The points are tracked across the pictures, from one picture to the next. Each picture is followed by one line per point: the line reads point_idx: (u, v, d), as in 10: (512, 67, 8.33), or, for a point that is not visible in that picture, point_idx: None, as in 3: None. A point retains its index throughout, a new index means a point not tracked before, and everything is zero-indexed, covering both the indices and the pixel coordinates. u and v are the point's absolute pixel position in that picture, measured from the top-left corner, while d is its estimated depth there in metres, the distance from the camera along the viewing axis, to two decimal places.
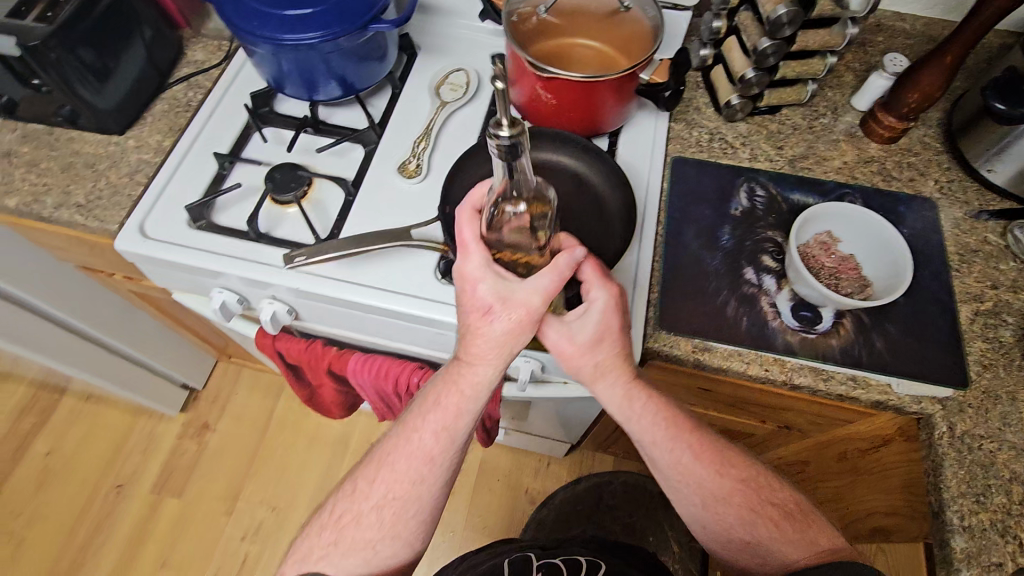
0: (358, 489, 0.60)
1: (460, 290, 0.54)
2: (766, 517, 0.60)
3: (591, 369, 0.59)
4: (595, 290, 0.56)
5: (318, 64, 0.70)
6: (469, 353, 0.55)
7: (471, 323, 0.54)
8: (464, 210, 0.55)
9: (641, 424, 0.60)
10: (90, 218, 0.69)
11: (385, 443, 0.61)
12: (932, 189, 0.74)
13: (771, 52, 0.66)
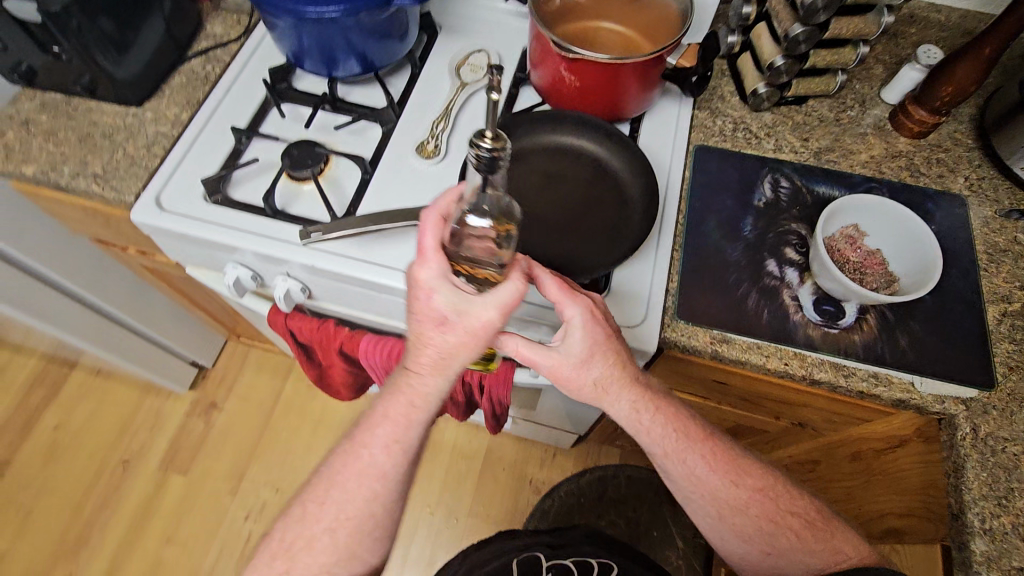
0: (306, 515, 0.55)
1: (413, 298, 0.51)
2: (789, 529, 0.60)
3: (592, 386, 0.57)
4: (570, 306, 0.54)
5: (339, 39, 0.69)
6: (418, 362, 0.53)
7: (424, 332, 0.51)
8: (426, 214, 0.52)
9: (651, 436, 0.60)
10: (108, 189, 0.69)
11: (333, 464, 0.56)
12: (962, 186, 0.72)
13: (803, 39, 0.65)
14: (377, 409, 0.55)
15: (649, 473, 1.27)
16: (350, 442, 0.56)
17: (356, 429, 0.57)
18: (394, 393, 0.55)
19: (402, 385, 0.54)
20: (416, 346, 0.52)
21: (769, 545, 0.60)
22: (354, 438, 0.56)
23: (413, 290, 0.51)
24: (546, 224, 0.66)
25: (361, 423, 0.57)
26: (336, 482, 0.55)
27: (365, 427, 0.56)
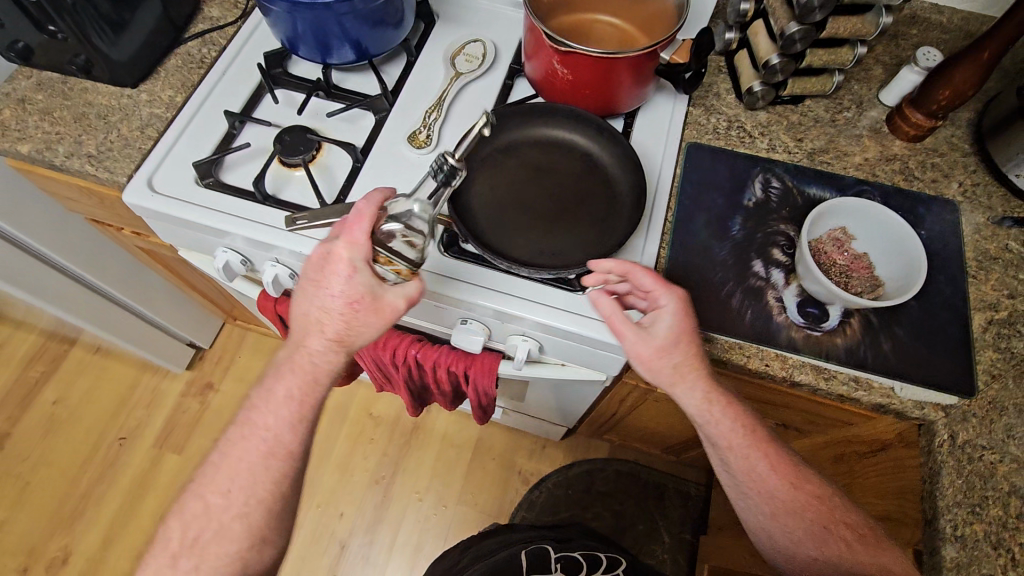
0: (208, 506, 0.53)
1: (326, 272, 0.55)
2: (841, 539, 0.58)
3: (670, 372, 0.59)
4: (666, 295, 0.58)
5: (333, 26, 0.68)
6: (318, 337, 0.56)
7: (330, 306, 0.55)
8: (362, 203, 0.55)
9: (719, 427, 0.60)
10: (100, 169, 0.69)
11: (224, 448, 0.55)
12: (955, 192, 0.71)
13: (799, 37, 0.64)
14: (268, 384, 0.57)
15: (637, 468, 1.32)
16: (246, 425, 0.55)
17: (247, 412, 0.56)
18: (289, 363, 0.57)
19: (299, 357, 0.56)
20: (317, 320, 0.56)
21: (815, 549, 0.58)
22: (247, 420, 0.56)
23: (333, 270, 0.54)
24: (534, 217, 0.66)
25: (250, 403, 0.57)
26: (238, 465, 0.54)
27: (256, 405, 0.56)
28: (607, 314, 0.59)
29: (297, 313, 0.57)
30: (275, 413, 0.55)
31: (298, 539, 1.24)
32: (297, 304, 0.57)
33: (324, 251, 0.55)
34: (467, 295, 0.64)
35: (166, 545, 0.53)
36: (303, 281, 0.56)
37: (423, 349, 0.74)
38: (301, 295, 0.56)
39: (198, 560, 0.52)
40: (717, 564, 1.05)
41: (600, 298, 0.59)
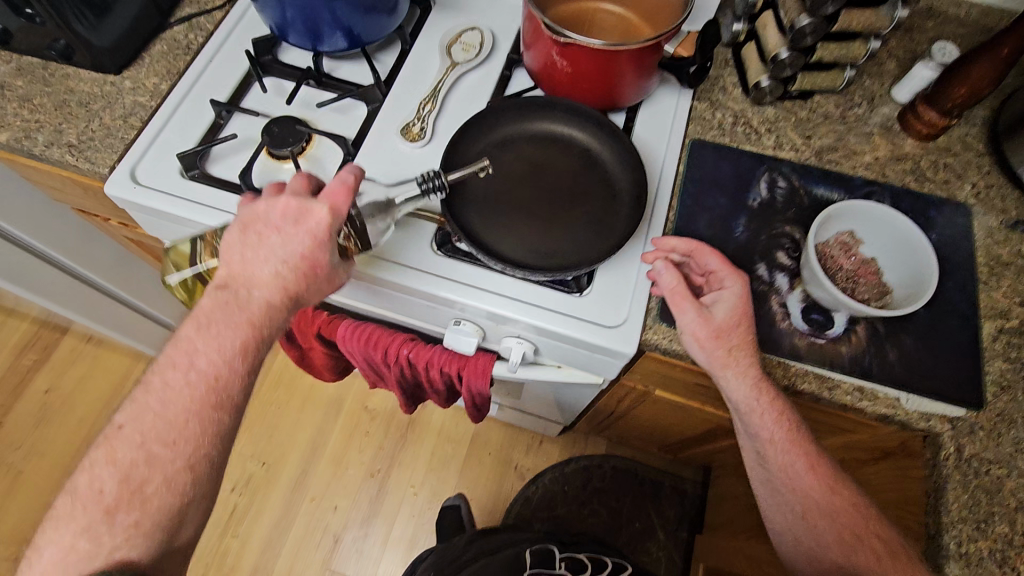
0: (151, 456, 0.49)
1: (294, 229, 0.54)
2: (870, 551, 0.56)
3: (724, 354, 0.57)
4: (732, 277, 0.59)
5: (323, 12, 0.65)
6: (272, 291, 0.54)
7: (290, 263, 0.54)
8: (347, 175, 0.55)
9: (763, 419, 0.58)
10: (81, 159, 0.67)
11: (166, 393, 0.51)
12: (968, 194, 0.69)
13: (810, 31, 0.61)
14: (209, 328, 0.52)
15: (635, 465, 1.31)
16: (191, 371, 0.51)
17: (191, 356, 0.52)
18: (228, 309, 0.53)
19: (245, 305, 0.53)
20: (266, 272, 0.54)
21: (844, 556, 0.56)
22: (191, 366, 0.51)
23: (309, 231, 0.54)
24: (530, 216, 0.63)
25: (190, 345, 0.52)
26: (182, 413, 0.51)
27: (201, 350, 0.52)
28: (669, 286, 0.59)
29: (245, 255, 0.54)
30: (227, 363, 0.52)
31: (292, 532, 1.23)
32: (249, 247, 0.54)
33: (302, 206, 0.54)
34: (460, 296, 0.62)
35: (100, 495, 0.48)
36: (266, 228, 0.54)
37: (415, 348, 0.72)
38: (259, 240, 0.54)
39: (139, 512, 0.48)
40: (713, 564, 1.04)
41: (667, 266, 0.59)
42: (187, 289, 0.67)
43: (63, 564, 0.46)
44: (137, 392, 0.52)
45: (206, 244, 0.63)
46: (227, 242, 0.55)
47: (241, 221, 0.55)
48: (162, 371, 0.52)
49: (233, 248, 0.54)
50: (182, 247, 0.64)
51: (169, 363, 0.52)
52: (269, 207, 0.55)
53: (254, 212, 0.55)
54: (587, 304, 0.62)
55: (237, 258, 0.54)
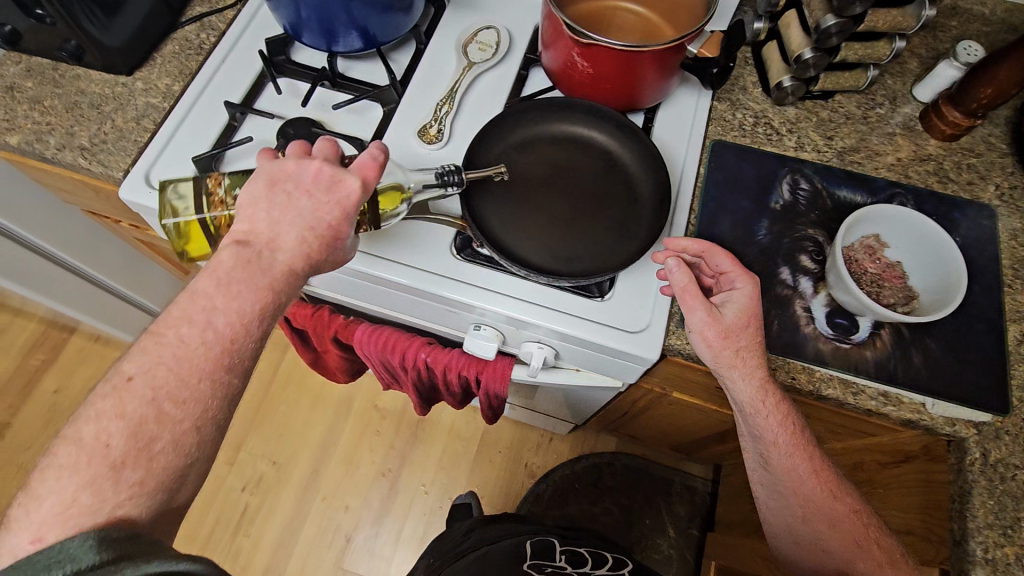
0: (160, 414, 0.43)
1: (323, 193, 0.50)
2: (874, 560, 0.58)
3: (730, 355, 0.57)
4: (744, 278, 0.57)
5: (338, 12, 0.64)
6: (297, 258, 0.49)
7: (313, 228, 0.49)
8: (377, 148, 0.52)
9: (766, 421, 0.58)
10: (95, 162, 0.66)
11: (179, 349, 0.44)
12: (992, 195, 0.68)
13: (836, 32, 0.60)
14: (232, 286, 0.46)
15: (645, 462, 1.31)
16: (208, 330, 0.45)
17: (209, 312, 0.45)
18: (249, 270, 0.47)
19: (267, 268, 0.48)
20: (286, 234, 0.49)
21: (843, 561, 0.58)
22: (208, 324, 0.45)
23: (339, 202, 0.50)
24: (550, 219, 0.63)
25: (207, 300, 0.45)
26: (196, 373, 0.44)
27: (220, 307, 0.46)
28: (679, 284, 0.57)
29: (269, 213, 0.49)
30: (246, 327, 0.47)
31: (303, 533, 1.23)
32: (275, 206, 0.49)
33: (334, 175, 0.50)
34: (480, 301, 0.61)
35: (101, 453, 0.41)
36: (296, 189, 0.50)
37: (433, 352, 0.72)
38: (287, 200, 0.49)
39: (143, 475, 0.42)
40: (726, 562, 1.04)
41: (681, 264, 0.57)
42: (172, 237, 0.56)
43: (48, 526, 0.38)
44: (145, 341, 0.44)
45: (210, 184, 0.55)
46: (250, 196, 0.50)
47: (268, 176, 0.50)
48: (176, 324, 0.45)
49: (253, 203, 0.49)
50: (180, 187, 0.57)
51: (181, 316, 0.45)
52: (300, 168, 0.51)
53: (285, 169, 0.50)
54: (607, 310, 0.61)
55: (262, 216, 0.49)
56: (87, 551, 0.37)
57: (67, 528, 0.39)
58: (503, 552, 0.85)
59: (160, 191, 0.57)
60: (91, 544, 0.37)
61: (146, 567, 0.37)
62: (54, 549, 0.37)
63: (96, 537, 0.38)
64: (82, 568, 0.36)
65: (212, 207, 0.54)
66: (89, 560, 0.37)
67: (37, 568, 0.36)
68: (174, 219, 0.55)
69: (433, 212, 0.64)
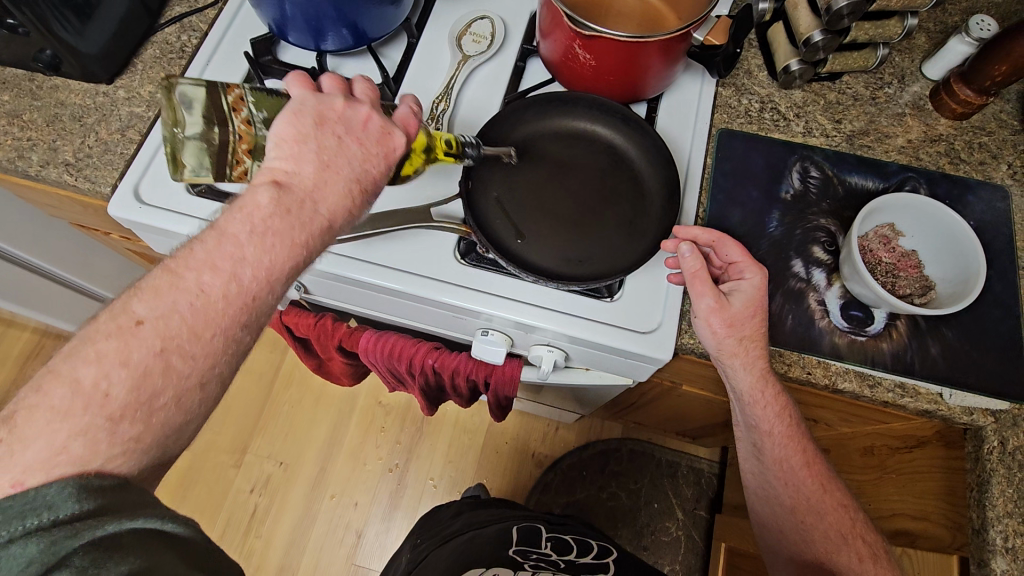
0: (166, 369, 0.39)
1: (370, 140, 0.49)
2: (854, 551, 0.58)
3: (734, 344, 0.56)
4: (753, 269, 0.57)
5: (326, 9, 0.61)
6: (338, 212, 0.46)
7: (360, 174, 0.47)
8: (414, 104, 0.53)
9: (763, 411, 0.58)
10: (81, 178, 0.64)
11: (198, 299, 0.40)
12: (1004, 174, 0.67)
13: (847, 12, 0.58)
14: (268, 236, 0.42)
15: (652, 447, 1.32)
16: (233, 282, 0.41)
17: (236, 263, 0.41)
18: (288, 220, 0.43)
19: (309, 221, 0.44)
20: (333, 178, 0.46)
21: (825, 552, 0.59)
22: (234, 276, 0.41)
23: (385, 155, 0.49)
24: (555, 218, 0.61)
25: (236, 247, 0.42)
26: (213, 328, 0.41)
27: (250, 259, 0.42)
28: (690, 270, 0.55)
29: (317, 152, 0.46)
30: (270, 285, 0.43)
31: (313, 534, 1.24)
32: (324, 148, 0.46)
33: (382, 128, 0.49)
34: (486, 307, 0.59)
35: (98, 402, 0.37)
36: (345, 133, 0.48)
37: (440, 357, 0.70)
38: (337, 143, 0.47)
39: (141, 431, 0.38)
40: (735, 544, 1.05)
41: (694, 250, 0.55)
42: (170, 153, 0.46)
43: (32, 469, 0.34)
44: (159, 282, 0.40)
45: (231, 97, 0.47)
46: (296, 130, 0.46)
47: (315, 112, 0.47)
48: (198, 268, 0.41)
49: (298, 137, 0.46)
50: (191, 88, 0.45)
51: (204, 260, 0.41)
52: (349, 111, 0.49)
53: (334, 109, 0.48)
54: (617, 310, 0.60)
55: (310, 158, 0.45)
56: (65, 499, 0.34)
57: (53, 473, 0.34)
58: (487, 537, 0.86)
59: (164, 86, 0.44)
60: (71, 492, 0.34)
61: (131, 522, 0.35)
62: (30, 494, 0.33)
63: (76, 484, 0.34)
64: (61, 518, 0.33)
65: (237, 127, 0.47)
66: (67, 509, 0.34)
67: (10, 513, 0.32)
68: (185, 133, 0.45)
69: (437, 219, 0.62)
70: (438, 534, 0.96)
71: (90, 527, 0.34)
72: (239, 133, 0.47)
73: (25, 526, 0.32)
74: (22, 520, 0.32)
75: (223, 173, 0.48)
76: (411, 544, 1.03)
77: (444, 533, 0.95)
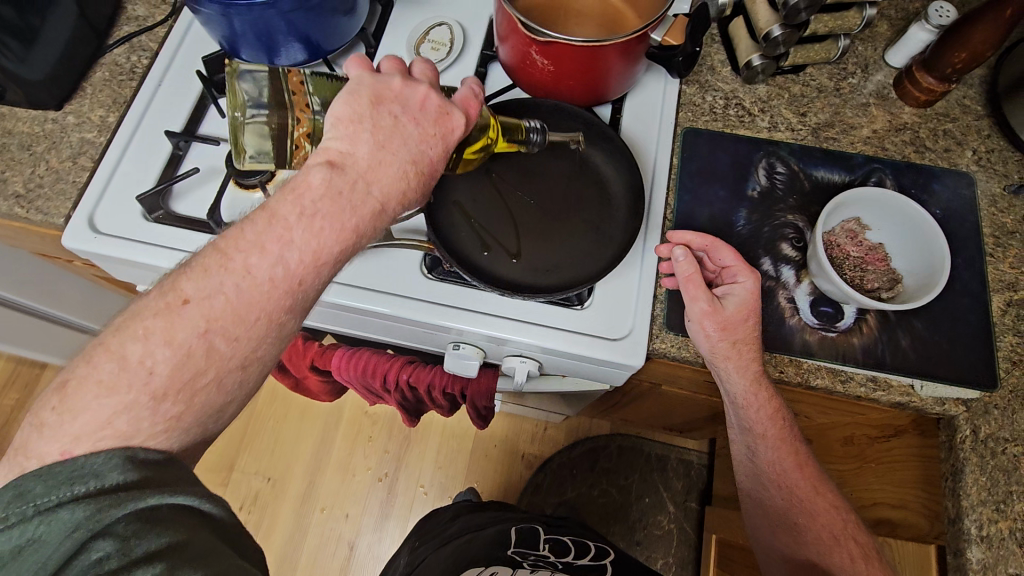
0: (210, 349, 0.39)
1: (432, 120, 0.46)
2: (847, 553, 0.57)
3: (728, 347, 0.55)
4: (746, 273, 0.56)
5: (278, 24, 0.59)
6: (392, 196, 0.45)
7: (419, 157, 0.45)
8: (474, 84, 0.51)
9: (753, 414, 0.58)
10: (32, 210, 0.62)
11: (245, 281, 0.40)
12: (970, 160, 0.67)
13: (804, 6, 0.57)
14: (317, 219, 0.41)
15: (640, 441, 1.32)
16: (279, 266, 0.41)
17: (284, 245, 0.41)
18: (339, 204, 0.42)
19: (359, 205, 0.43)
20: (395, 162, 0.44)
21: (819, 555, 0.58)
22: (281, 258, 0.41)
23: (443, 137, 0.47)
24: (522, 229, 0.60)
25: (285, 228, 0.41)
26: (256, 310, 0.40)
27: (298, 242, 0.41)
28: (685, 274, 0.56)
29: (376, 133, 0.44)
30: (317, 269, 0.42)
31: (306, 547, 1.23)
32: (380, 128, 0.44)
33: (442, 106, 0.47)
34: (458, 321, 0.59)
35: (142, 379, 0.38)
36: (402, 113, 0.46)
37: (415, 372, 0.70)
38: (394, 123, 0.45)
39: (183, 409, 0.39)
40: (726, 536, 1.05)
41: (687, 254, 0.56)
42: (232, 135, 0.44)
43: (81, 440, 0.37)
44: (208, 261, 0.40)
45: (292, 83, 0.46)
46: (352, 111, 0.44)
47: (372, 92, 0.45)
48: (247, 250, 0.40)
49: (360, 119, 0.44)
50: (256, 71, 0.44)
51: (254, 242, 0.40)
52: (407, 89, 0.47)
53: (392, 88, 0.46)
54: (589, 318, 0.59)
55: (365, 140, 0.44)
56: (112, 469, 0.36)
57: (99, 445, 0.37)
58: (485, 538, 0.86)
59: (227, 72, 0.43)
60: (118, 462, 0.36)
61: (169, 497, 0.36)
62: (80, 463, 0.36)
63: (122, 455, 0.37)
64: (106, 486, 0.35)
65: (296, 110, 0.46)
66: (113, 478, 0.36)
67: (58, 480, 0.35)
68: (246, 117, 0.43)
69: (397, 237, 0.61)
70: (437, 536, 0.95)
71: (131, 499, 0.35)
72: (298, 117, 0.46)
73: (72, 492, 0.35)
74: (70, 487, 0.35)
75: (283, 159, 0.46)
76: (408, 546, 1.03)
77: (442, 535, 0.94)
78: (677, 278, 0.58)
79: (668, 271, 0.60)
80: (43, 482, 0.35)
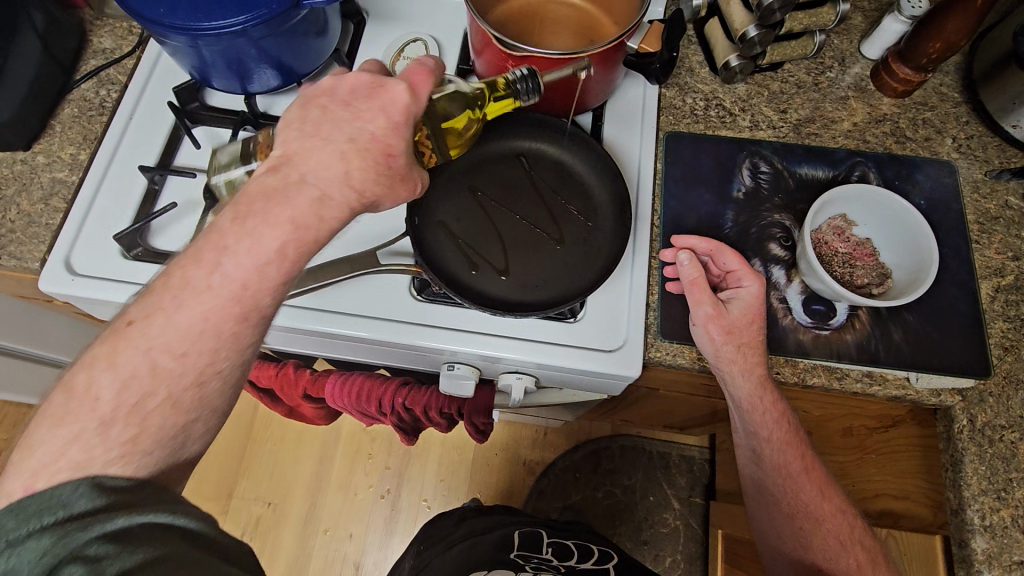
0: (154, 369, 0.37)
1: (367, 100, 0.46)
2: (854, 559, 0.57)
3: (733, 351, 0.55)
4: (750, 277, 0.56)
5: (248, 50, 0.58)
6: (330, 180, 0.43)
7: (362, 137, 0.45)
8: (422, 58, 0.49)
9: (759, 418, 0.58)
10: (5, 256, 0.60)
11: (188, 293, 0.39)
12: (950, 148, 0.67)
13: (778, 7, 0.57)
14: (247, 220, 0.40)
15: (641, 441, 1.32)
16: (215, 273, 0.39)
17: (219, 252, 0.40)
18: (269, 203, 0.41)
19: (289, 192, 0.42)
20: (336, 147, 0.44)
21: (826, 561, 0.58)
22: (216, 265, 0.39)
23: (382, 109, 0.46)
24: (511, 245, 0.59)
25: (220, 238, 0.40)
26: (203, 323, 0.38)
27: (232, 248, 0.40)
28: (689, 278, 0.57)
29: (307, 129, 0.44)
30: (260, 270, 0.40)
31: (311, 570, 1.22)
32: (308, 123, 0.45)
33: (375, 83, 0.47)
34: (452, 343, 0.58)
35: (88, 406, 0.36)
36: (332, 103, 0.46)
37: (410, 395, 0.69)
38: (325, 115, 0.45)
39: (135, 433, 0.36)
40: (731, 531, 1.05)
41: (691, 257, 0.57)
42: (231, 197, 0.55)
43: (39, 474, 0.34)
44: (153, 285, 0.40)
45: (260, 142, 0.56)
46: (287, 119, 0.45)
47: (302, 98, 0.46)
48: (184, 264, 0.39)
49: (290, 125, 0.45)
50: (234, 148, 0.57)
51: (191, 254, 0.40)
52: (336, 83, 0.47)
53: (320, 88, 0.47)
54: (583, 333, 0.59)
55: (294, 138, 0.44)
56: (79, 497, 0.33)
57: (95, 460, 0.35)
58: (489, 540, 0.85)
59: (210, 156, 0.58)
60: (85, 490, 0.34)
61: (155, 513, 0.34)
62: (45, 493, 0.33)
63: (88, 483, 0.34)
64: (75, 514, 0.33)
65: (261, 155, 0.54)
66: (82, 506, 0.33)
67: (27, 513, 0.32)
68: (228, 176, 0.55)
69: (384, 261, 0.60)
70: (443, 541, 0.93)
71: (100, 522, 0.33)
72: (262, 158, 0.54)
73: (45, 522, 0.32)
74: (38, 519, 0.32)
75: None
76: (412, 551, 1.02)
77: (448, 539, 0.93)
78: (681, 282, 0.58)
79: (673, 275, 0.61)
80: (13, 515, 0.32)
